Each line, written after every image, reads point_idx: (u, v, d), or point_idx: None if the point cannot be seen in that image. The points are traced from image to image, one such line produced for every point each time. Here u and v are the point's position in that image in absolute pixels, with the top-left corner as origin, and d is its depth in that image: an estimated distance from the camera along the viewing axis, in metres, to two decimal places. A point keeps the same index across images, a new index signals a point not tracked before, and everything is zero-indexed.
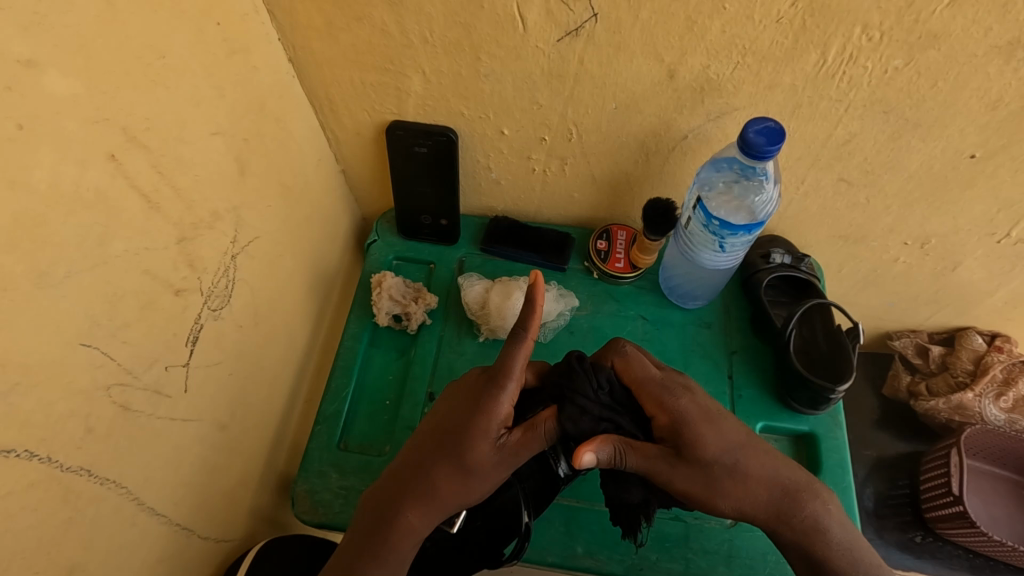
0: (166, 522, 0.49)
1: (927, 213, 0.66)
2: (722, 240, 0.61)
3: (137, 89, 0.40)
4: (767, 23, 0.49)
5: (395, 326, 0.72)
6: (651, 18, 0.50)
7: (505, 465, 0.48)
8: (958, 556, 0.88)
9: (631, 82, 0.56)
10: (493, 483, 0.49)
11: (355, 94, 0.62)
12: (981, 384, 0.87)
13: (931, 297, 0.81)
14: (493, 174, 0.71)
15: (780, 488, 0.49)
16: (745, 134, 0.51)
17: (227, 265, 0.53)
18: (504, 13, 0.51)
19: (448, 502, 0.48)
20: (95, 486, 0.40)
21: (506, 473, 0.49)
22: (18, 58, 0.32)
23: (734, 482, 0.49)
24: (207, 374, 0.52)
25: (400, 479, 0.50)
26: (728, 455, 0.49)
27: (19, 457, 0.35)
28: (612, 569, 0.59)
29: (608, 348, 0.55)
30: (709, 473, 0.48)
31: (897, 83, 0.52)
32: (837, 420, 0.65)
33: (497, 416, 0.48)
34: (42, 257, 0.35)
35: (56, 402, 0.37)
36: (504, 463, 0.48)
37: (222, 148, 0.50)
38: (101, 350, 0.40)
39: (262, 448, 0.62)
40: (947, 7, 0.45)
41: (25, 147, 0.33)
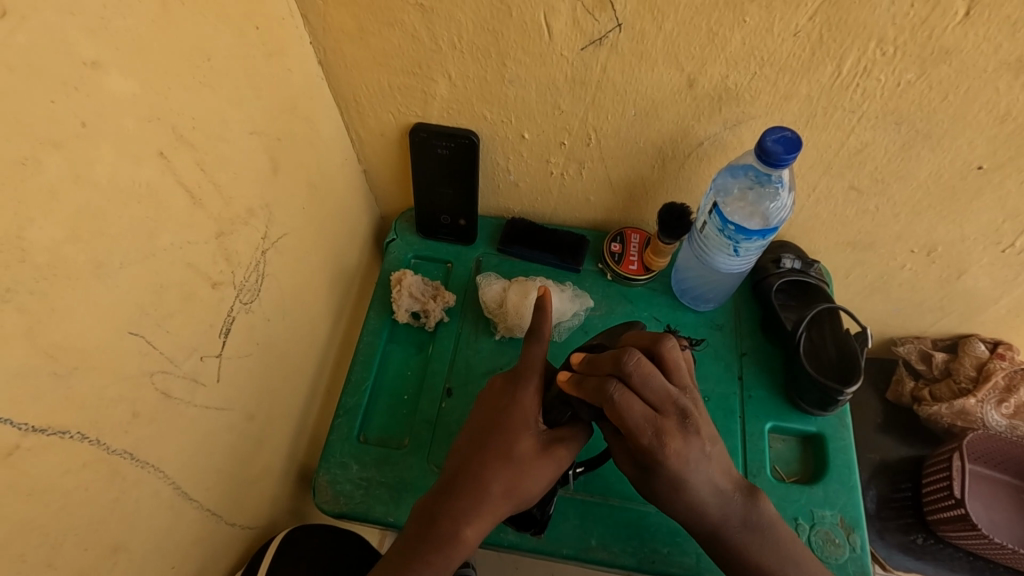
0: (199, 507, 0.50)
1: (935, 221, 0.67)
2: (737, 245, 0.63)
3: (186, 89, 0.42)
4: (785, 36, 0.51)
5: (414, 323, 0.74)
6: (674, 29, 0.52)
7: (548, 458, 0.53)
8: (959, 558, 0.90)
9: (651, 89, 0.58)
10: (541, 479, 0.53)
11: (382, 96, 0.64)
12: (983, 390, 0.89)
13: (937, 304, 0.82)
14: (511, 177, 0.73)
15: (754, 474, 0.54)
16: (763, 142, 0.53)
17: (259, 260, 0.55)
18: (531, 21, 0.53)
19: (496, 504, 0.52)
20: (137, 470, 0.42)
21: (553, 471, 0.54)
22: (86, 59, 0.34)
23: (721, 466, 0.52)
24: (238, 365, 0.54)
25: (454, 482, 0.53)
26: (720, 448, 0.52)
27: (73, 438, 0.36)
28: (625, 562, 0.60)
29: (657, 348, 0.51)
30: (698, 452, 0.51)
31: (909, 96, 0.54)
32: (844, 421, 0.67)
33: (529, 411, 0.54)
34: (100, 249, 0.37)
35: (107, 387, 0.38)
36: (545, 457, 0.53)
37: (257, 147, 0.52)
38: (146, 339, 0.41)
39: (285, 439, 0.64)
40: (959, 24, 0.47)
41: (88, 142, 0.35)
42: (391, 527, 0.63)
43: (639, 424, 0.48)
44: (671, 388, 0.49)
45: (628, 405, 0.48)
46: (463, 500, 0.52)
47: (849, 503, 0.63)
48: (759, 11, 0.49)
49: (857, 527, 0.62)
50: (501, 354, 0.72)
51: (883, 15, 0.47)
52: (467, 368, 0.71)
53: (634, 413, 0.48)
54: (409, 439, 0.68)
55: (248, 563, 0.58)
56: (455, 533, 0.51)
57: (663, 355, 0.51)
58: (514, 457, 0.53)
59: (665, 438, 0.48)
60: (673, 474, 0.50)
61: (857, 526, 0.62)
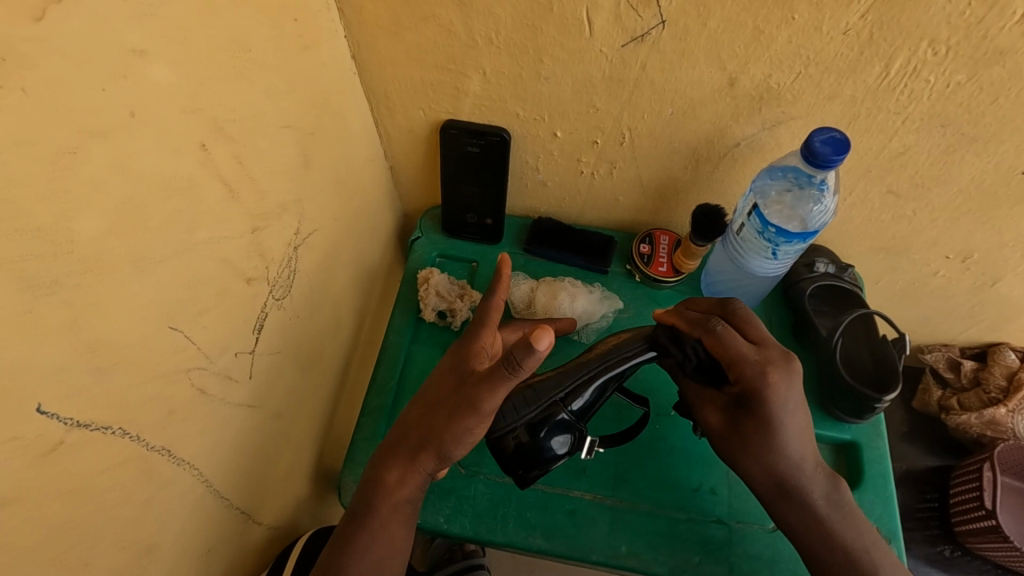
0: (228, 505, 0.50)
1: (974, 226, 0.66)
2: (776, 248, 0.61)
3: (226, 80, 0.41)
4: (832, 35, 0.49)
5: (439, 322, 0.73)
6: (718, 26, 0.51)
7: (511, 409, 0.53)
8: (987, 571, 0.88)
9: (690, 88, 0.57)
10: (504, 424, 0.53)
11: (413, 92, 0.63)
12: (1016, 401, 0.86)
13: (968, 312, 0.81)
14: (540, 176, 0.72)
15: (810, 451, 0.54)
16: (809, 143, 0.52)
17: (290, 256, 0.54)
18: (571, 17, 0.52)
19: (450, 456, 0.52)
20: (172, 466, 0.42)
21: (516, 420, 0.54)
22: (132, 48, 0.33)
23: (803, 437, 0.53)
24: (269, 362, 0.53)
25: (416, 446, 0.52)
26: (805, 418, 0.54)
27: (112, 434, 0.36)
28: (656, 570, 0.59)
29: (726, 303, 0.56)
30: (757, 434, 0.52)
31: (957, 98, 0.52)
32: (879, 430, 0.66)
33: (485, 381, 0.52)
34: (143, 243, 0.36)
35: (145, 383, 0.38)
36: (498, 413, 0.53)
37: (291, 141, 0.51)
38: (183, 334, 0.41)
39: (309, 438, 0.63)
40: (1015, 24, 0.46)
41: (132, 133, 0.34)
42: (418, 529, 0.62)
43: (745, 353, 0.51)
44: (763, 329, 0.53)
45: (731, 336, 0.51)
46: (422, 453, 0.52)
47: (885, 514, 0.62)
48: (808, 9, 0.48)
49: (893, 538, 0.61)
50: None
51: (937, 14, 0.46)
52: None
53: (737, 343, 0.51)
54: None
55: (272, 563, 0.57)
56: (391, 517, 0.53)
57: (735, 315, 0.54)
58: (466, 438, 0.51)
59: (768, 368, 0.50)
60: (762, 413, 0.51)
61: (893, 538, 0.61)
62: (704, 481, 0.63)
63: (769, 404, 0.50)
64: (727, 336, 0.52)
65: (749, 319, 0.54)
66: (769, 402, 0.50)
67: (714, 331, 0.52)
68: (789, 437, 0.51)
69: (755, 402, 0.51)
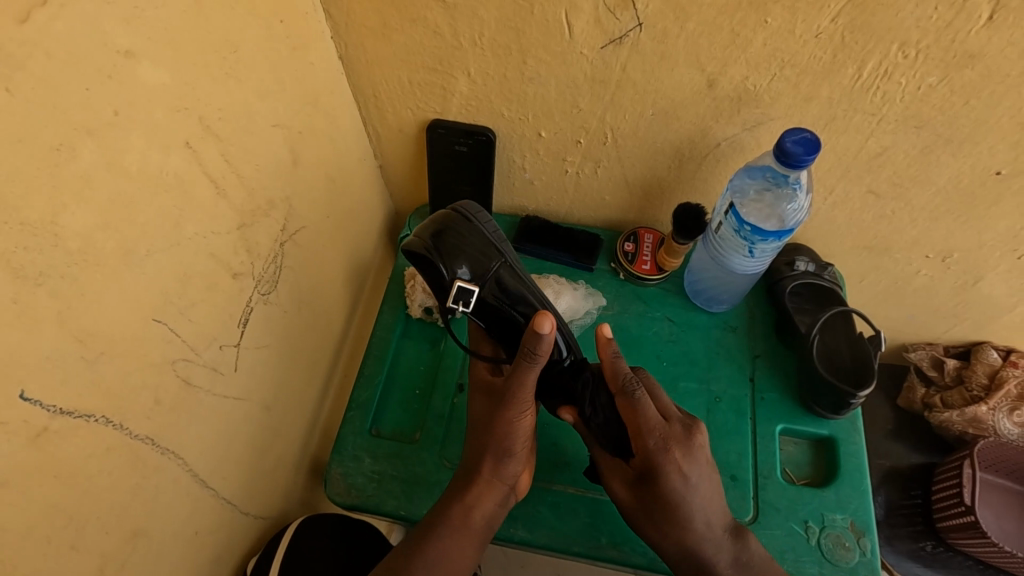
0: (215, 495, 0.51)
1: (953, 226, 0.67)
2: (752, 246, 0.62)
3: (214, 81, 0.43)
4: (807, 38, 0.51)
5: (426, 318, 0.74)
6: (697, 29, 0.52)
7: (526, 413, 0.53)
8: (969, 566, 0.89)
9: (671, 90, 0.58)
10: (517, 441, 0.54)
11: (401, 92, 0.65)
12: (996, 398, 0.88)
13: (951, 311, 0.82)
14: (527, 175, 0.73)
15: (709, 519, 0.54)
16: (782, 144, 0.53)
17: (277, 252, 0.55)
18: (553, 20, 0.54)
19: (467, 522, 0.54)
20: (158, 456, 0.43)
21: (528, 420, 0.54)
22: (119, 49, 0.34)
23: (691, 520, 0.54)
24: (256, 355, 0.54)
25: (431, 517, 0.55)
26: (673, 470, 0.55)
27: (98, 422, 0.37)
28: (636, 561, 0.60)
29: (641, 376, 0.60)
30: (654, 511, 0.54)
31: (931, 100, 0.54)
32: (857, 425, 0.67)
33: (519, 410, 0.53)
34: (130, 237, 0.37)
35: (133, 372, 0.39)
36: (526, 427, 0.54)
37: (280, 140, 0.53)
38: (170, 326, 0.42)
39: (298, 431, 0.65)
40: (983, 29, 0.47)
41: (120, 131, 0.35)
42: (403, 520, 0.64)
43: (652, 424, 0.53)
44: (666, 400, 0.58)
45: (646, 405, 0.53)
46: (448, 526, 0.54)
47: (861, 507, 0.63)
48: (782, 12, 0.49)
49: (868, 531, 0.62)
50: None
51: (907, 18, 0.47)
52: None
53: (649, 415, 0.53)
54: (421, 433, 0.68)
55: (257, 557, 0.57)
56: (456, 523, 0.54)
57: (632, 398, 0.53)
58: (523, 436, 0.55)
59: (669, 445, 0.53)
60: (671, 492, 0.53)
61: (868, 531, 0.62)
62: None
63: (676, 481, 0.53)
64: (643, 405, 0.53)
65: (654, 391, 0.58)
66: (666, 477, 0.53)
67: (633, 395, 0.53)
68: (692, 513, 0.53)
69: (663, 479, 0.53)
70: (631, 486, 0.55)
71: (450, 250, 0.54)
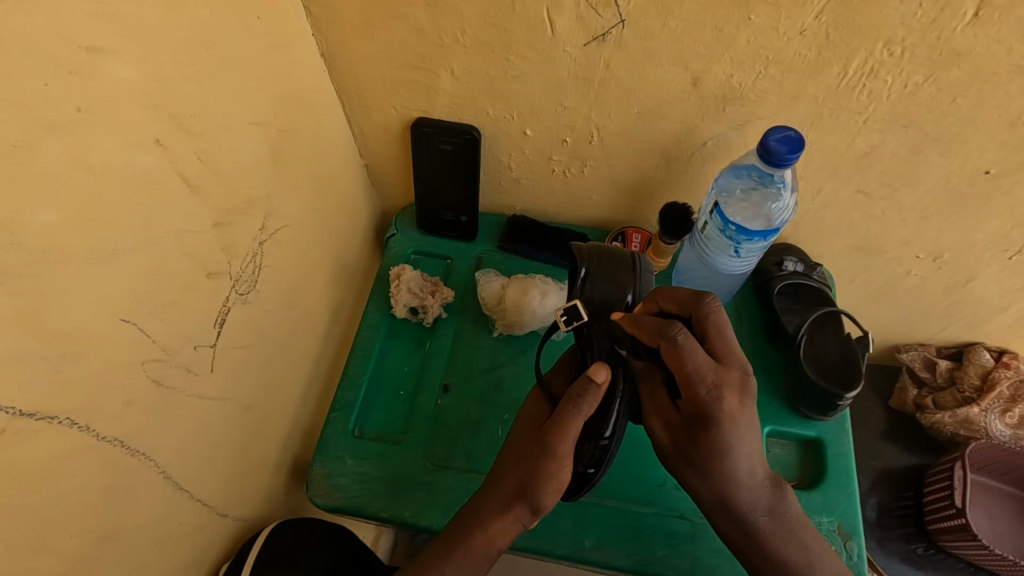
0: (191, 498, 0.50)
1: (944, 226, 0.66)
2: (738, 245, 0.62)
3: (186, 78, 0.42)
4: (791, 36, 0.50)
5: (412, 318, 0.74)
6: (680, 26, 0.51)
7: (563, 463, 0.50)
8: (960, 568, 0.89)
9: (656, 88, 0.57)
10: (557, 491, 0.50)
11: (385, 90, 0.64)
12: (987, 400, 0.87)
13: (944, 311, 0.81)
14: (514, 174, 0.72)
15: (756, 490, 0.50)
16: (766, 142, 0.52)
17: (256, 251, 0.55)
18: (536, 16, 0.53)
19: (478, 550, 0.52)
20: (127, 457, 0.42)
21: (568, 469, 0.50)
22: (82, 44, 0.34)
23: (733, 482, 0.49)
24: (234, 356, 0.53)
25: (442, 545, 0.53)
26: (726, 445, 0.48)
27: (61, 424, 0.36)
28: (620, 564, 0.60)
29: (696, 305, 0.51)
30: (696, 466, 0.50)
31: (918, 98, 0.53)
32: (845, 427, 0.66)
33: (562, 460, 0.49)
34: (94, 236, 0.36)
35: (100, 373, 0.38)
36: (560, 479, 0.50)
37: (259, 138, 0.52)
38: (140, 327, 0.41)
39: (281, 433, 0.64)
40: (969, 26, 0.46)
41: (83, 128, 0.35)
42: (386, 523, 0.63)
43: (705, 371, 0.47)
44: (732, 343, 0.50)
45: (695, 352, 0.47)
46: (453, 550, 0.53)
47: (848, 509, 0.63)
48: (766, 9, 0.48)
49: (855, 534, 0.62)
50: (499, 352, 0.72)
51: (893, 15, 0.47)
52: (465, 365, 0.71)
53: (696, 360, 0.47)
54: (405, 434, 0.68)
55: (232, 559, 0.56)
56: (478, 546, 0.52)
57: (677, 343, 0.47)
58: (556, 489, 0.50)
59: (723, 394, 0.47)
60: (719, 437, 0.48)
61: (855, 533, 0.62)
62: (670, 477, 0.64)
63: (728, 431, 0.48)
64: (713, 332, 0.49)
65: (721, 325, 0.49)
66: (721, 428, 0.47)
67: (675, 340, 0.47)
68: (735, 468, 0.49)
69: (712, 427, 0.48)
70: (670, 425, 0.51)
71: (595, 283, 0.57)
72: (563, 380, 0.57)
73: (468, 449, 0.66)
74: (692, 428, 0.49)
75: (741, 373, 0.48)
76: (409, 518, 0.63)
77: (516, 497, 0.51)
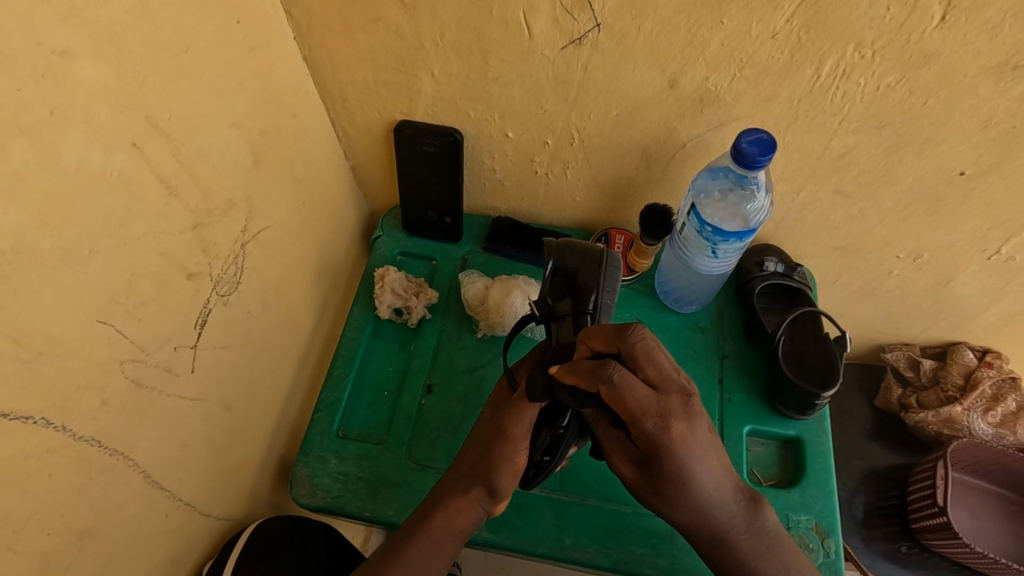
0: (171, 497, 0.51)
1: (921, 226, 0.67)
2: (715, 246, 0.63)
3: (163, 81, 0.43)
4: (764, 38, 0.51)
5: (396, 319, 0.74)
6: (655, 29, 0.52)
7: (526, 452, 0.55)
8: (944, 567, 0.89)
9: (634, 90, 0.58)
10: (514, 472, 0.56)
11: (367, 92, 0.64)
12: (970, 399, 0.88)
13: (926, 311, 0.82)
14: (497, 175, 0.73)
15: (716, 491, 0.50)
16: (739, 144, 0.53)
17: (237, 252, 0.55)
18: (512, 20, 0.54)
19: (433, 536, 0.55)
20: (105, 457, 0.42)
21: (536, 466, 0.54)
22: (54, 48, 0.34)
23: (692, 512, 0.50)
24: (215, 356, 0.54)
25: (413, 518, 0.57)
26: (681, 481, 0.48)
27: (36, 423, 0.37)
28: (599, 562, 0.60)
29: (617, 334, 0.48)
30: (660, 492, 0.49)
31: (890, 100, 0.54)
32: (824, 426, 0.67)
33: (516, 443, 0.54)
34: (68, 237, 0.37)
35: (75, 372, 0.39)
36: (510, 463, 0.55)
37: (239, 139, 0.52)
38: (117, 327, 0.42)
39: (264, 433, 0.64)
40: (937, 29, 0.47)
41: (56, 130, 0.35)
42: (368, 522, 0.64)
43: (644, 407, 0.45)
44: (666, 365, 0.47)
45: (631, 387, 0.45)
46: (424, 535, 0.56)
47: (826, 508, 0.63)
48: (738, 12, 0.49)
49: (832, 532, 0.62)
50: (482, 352, 0.72)
51: (861, 18, 0.47)
52: (449, 365, 0.71)
53: (637, 395, 0.45)
54: (388, 435, 0.68)
55: (214, 559, 0.56)
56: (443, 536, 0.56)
57: (634, 345, 0.47)
58: (512, 472, 0.55)
59: (669, 424, 0.45)
60: (677, 471, 0.47)
61: (832, 531, 0.62)
62: None
63: (682, 456, 0.46)
64: (630, 390, 0.45)
65: (652, 347, 0.47)
66: (674, 457, 0.46)
67: (612, 381, 0.45)
68: (700, 489, 0.48)
69: (666, 460, 0.46)
70: (638, 467, 0.49)
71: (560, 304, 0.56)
72: (537, 379, 0.59)
73: (450, 447, 0.67)
74: (653, 469, 0.48)
75: (682, 398, 0.46)
76: (390, 517, 0.64)
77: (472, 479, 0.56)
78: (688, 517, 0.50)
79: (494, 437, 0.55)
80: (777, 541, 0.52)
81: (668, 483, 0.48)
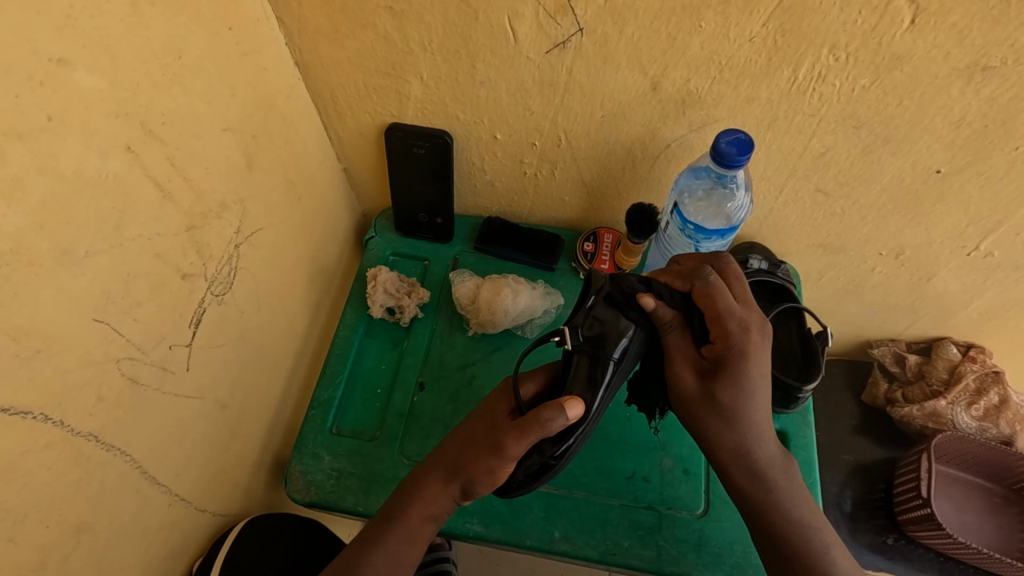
0: (168, 493, 0.52)
1: (901, 223, 0.69)
2: (697, 244, 0.64)
3: (157, 88, 0.44)
4: (742, 42, 0.52)
5: (389, 318, 0.76)
6: (636, 33, 0.53)
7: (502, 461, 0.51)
8: (929, 558, 0.90)
9: (617, 92, 0.59)
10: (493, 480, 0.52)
11: (358, 96, 0.66)
12: (954, 393, 0.90)
13: (910, 307, 0.84)
14: (487, 177, 0.74)
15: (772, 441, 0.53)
16: (716, 144, 0.55)
17: (231, 254, 0.56)
18: (498, 25, 0.55)
19: (414, 517, 0.55)
20: (102, 452, 0.44)
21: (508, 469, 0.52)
22: (51, 57, 0.36)
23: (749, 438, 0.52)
24: (210, 355, 0.55)
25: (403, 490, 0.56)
26: (744, 397, 0.51)
27: (35, 419, 0.38)
28: (587, 554, 0.62)
29: (692, 270, 0.54)
30: (719, 408, 0.51)
31: (866, 101, 0.55)
32: (807, 420, 0.69)
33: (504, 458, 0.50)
34: (65, 239, 0.38)
35: (72, 370, 0.40)
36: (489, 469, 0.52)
37: (231, 143, 0.54)
38: (113, 326, 0.43)
39: (259, 430, 0.66)
40: (907, 32, 0.49)
41: (53, 136, 0.36)
42: (361, 517, 0.65)
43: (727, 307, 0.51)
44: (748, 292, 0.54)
45: (721, 289, 0.52)
46: (412, 503, 0.55)
47: None
48: (715, 17, 0.50)
49: None
50: (473, 350, 0.74)
51: (834, 22, 0.49)
52: (440, 363, 0.73)
53: (725, 297, 0.52)
54: (381, 431, 0.69)
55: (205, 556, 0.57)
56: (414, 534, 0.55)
57: (724, 264, 0.55)
58: (489, 482, 0.53)
59: (750, 331, 0.50)
60: (736, 385, 0.50)
61: None
62: (638, 469, 0.66)
63: (753, 369, 0.50)
64: (719, 292, 0.52)
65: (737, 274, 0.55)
66: (749, 367, 0.50)
67: (707, 279, 0.53)
68: (760, 415, 0.51)
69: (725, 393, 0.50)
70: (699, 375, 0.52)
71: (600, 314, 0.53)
72: (535, 386, 0.55)
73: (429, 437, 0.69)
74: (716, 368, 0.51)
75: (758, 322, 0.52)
76: None
77: (454, 475, 0.55)
78: (736, 440, 0.52)
79: (487, 446, 0.52)
80: (801, 515, 0.53)
81: (735, 395, 0.50)
